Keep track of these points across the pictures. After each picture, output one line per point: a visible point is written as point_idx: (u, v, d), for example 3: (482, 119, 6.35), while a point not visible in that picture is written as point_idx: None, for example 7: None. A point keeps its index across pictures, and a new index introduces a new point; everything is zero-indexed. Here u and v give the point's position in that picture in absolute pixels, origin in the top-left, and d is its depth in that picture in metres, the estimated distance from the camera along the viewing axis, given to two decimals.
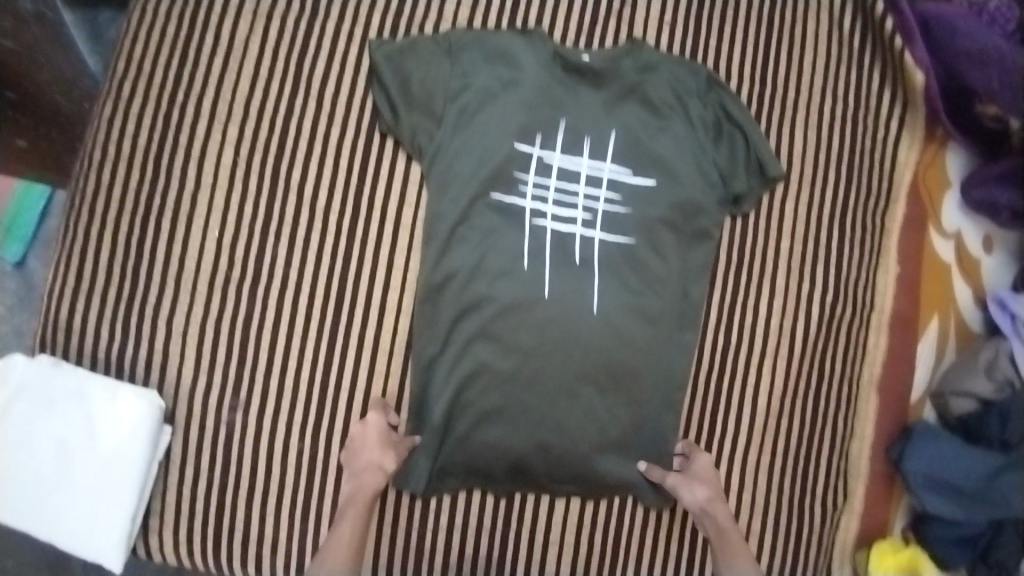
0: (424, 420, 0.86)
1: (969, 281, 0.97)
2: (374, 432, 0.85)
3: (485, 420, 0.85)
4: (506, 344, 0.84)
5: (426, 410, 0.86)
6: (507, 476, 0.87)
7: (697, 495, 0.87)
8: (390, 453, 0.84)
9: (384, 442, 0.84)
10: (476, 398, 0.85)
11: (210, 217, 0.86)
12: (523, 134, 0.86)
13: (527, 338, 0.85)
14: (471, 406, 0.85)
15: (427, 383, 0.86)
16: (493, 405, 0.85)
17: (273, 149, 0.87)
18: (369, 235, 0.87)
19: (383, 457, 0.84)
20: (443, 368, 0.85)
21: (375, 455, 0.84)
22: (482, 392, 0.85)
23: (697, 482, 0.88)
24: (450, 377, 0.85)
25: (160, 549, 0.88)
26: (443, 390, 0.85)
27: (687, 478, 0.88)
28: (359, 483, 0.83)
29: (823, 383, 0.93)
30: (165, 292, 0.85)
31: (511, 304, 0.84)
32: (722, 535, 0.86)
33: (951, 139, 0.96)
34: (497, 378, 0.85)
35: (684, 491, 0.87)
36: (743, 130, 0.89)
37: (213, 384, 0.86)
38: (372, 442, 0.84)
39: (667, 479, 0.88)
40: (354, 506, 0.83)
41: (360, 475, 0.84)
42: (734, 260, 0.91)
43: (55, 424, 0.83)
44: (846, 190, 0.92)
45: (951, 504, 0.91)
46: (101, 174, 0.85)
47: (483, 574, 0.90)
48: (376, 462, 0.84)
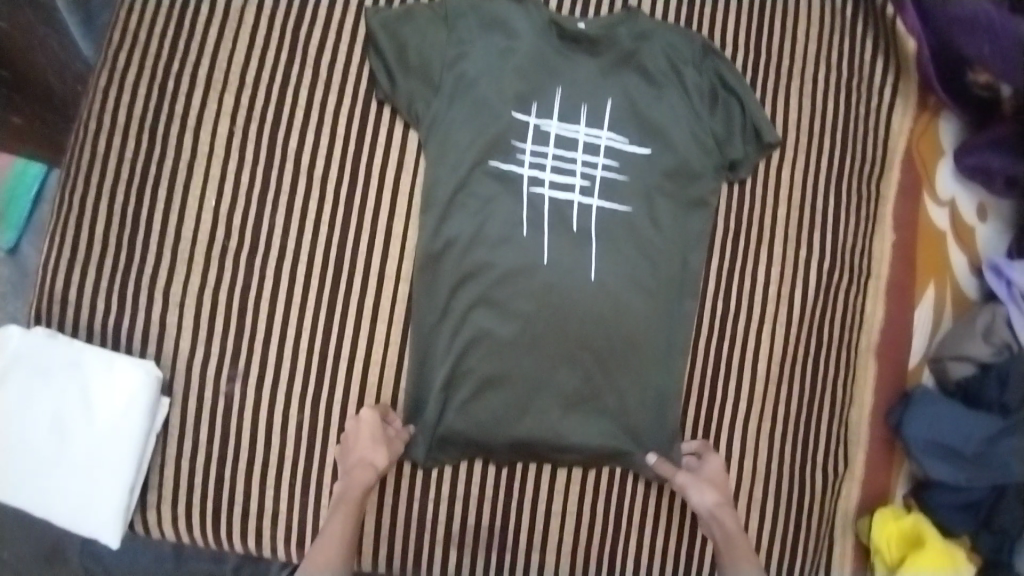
0: (425, 387, 0.86)
1: (964, 249, 0.97)
2: (366, 426, 0.84)
3: (485, 386, 0.85)
4: (506, 309, 0.85)
5: (427, 376, 0.86)
6: (507, 445, 0.87)
7: (706, 497, 0.86)
8: (382, 450, 0.83)
9: (376, 438, 0.84)
10: (477, 365, 0.85)
11: (207, 185, 0.86)
12: (520, 102, 0.86)
13: (527, 304, 0.85)
14: (472, 373, 0.85)
15: (428, 350, 0.86)
16: (493, 371, 0.85)
17: (270, 117, 0.87)
18: (367, 203, 0.87)
19: (374, 454, 0.83)
20: (444, 334, 0.86)
21: (365, 451, 0.83)
22: (482, 357, 0.85)
23: (705, 480, 0.87)
24: (450, 343, 0.85)
25: (159, 523, 0.87)
26: (445, 356, 0.85)
27: (697, 477, 0.87)
28: (348, 483, 0.82)
29: (821, 349, 0.93)
30: (162, 262, 0.85)
31: (511, 270, 0.85)
32: (728, 539, 0.85)
33: (942, 108, 0.97)
34: (498, 344, 0.85)
35: (693, 491, 0.86)
36: (738, 96, 0.90)
37: (211, 354, 0.85)
38: (364, 437, 0.84)
39: (678, 475, 0.87)
40: (344, 506, 0.82)
41: (351, 472, 0.83)
42: (732, 225, 0.91)
43: (52, 394, 0.82)
44: (841, 156, 0.92)
45: (952, 468, 0.91)
46: (98, 143, 0.86)
47: (485, 546, 0.90)
48: (366, 458, 0.83)
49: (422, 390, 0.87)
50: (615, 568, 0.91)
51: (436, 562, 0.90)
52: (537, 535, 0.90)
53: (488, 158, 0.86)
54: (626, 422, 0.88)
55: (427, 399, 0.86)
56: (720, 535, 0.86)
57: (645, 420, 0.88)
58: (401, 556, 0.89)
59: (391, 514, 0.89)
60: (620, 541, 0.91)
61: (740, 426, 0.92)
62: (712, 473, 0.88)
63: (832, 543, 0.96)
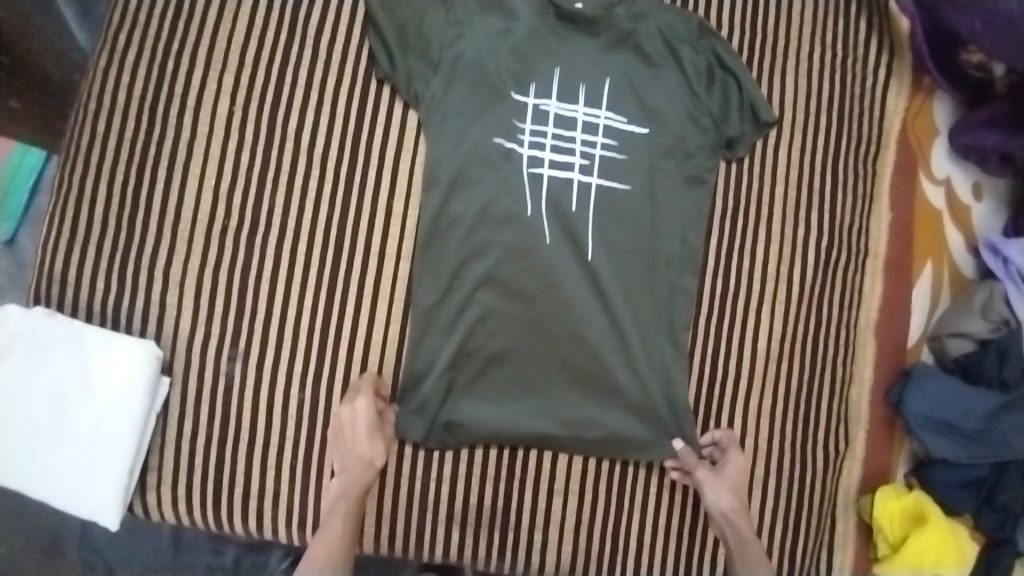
0: (426, 368, 0.85)
1: (961, 228, 0.98)
2: (363, 420, 0.84)
3: (490, 363, 0.86)
4: (510, 288, 0.85)
5: (428, 357, 0.85)
6: (510, 428, 0.86)
7: (722, 499, 0.87)
8: (379, 445, 0.84)
9: (373, 434, 0.84)
10: (483, 343, 0.86)
11: (208, 164, 0.86)
12: (518, 83, 0.87)
13: (531, 282, 0.85)
14: (476, 352, 0.86)
15: (429, 329, 0.86)
16: (498, 348, 0.86)
17: (269, 97, 0.87)
18: (367, 182, 0.87)
19: (374, 451, 0.84)
20: (446, 313, 0.85)
21: (365, 450, 0.83)
22: (487, 336, 0.86)
23: (724, 479, 0.87)
24: (452, 322, 0.85)
25: (158, 505, 0.86)
26: (447, 335, 0.85)
27: (717, 478, 0.87)
28: (348, 481, 0.83)
29: (822, 328, 0.93)
30: (162, 242, 0.85)
31: (516, 249, 0.85)
32: (741, 543, 0.85)
33: (938, 88, 0.99)
34: (503, 322, 0.86)
35: (710, 491, 0.87)
36: (735, 76, 0.90)
37: (212, 333, 0.85)
38: (361, 432, 0.84)
39: (698, 471, 0.87)
40: (344, 504, 0.82)
41: (348, 471, 0.83)
42: (731, 204, 0.91)
43: (52, 374, 0.82)
44: (838, 135, 0.93)
45: (953, 444, 0.91)
46: (98, 124, 0.86)
47: (487, 527, 0.89)
48: (365, 457, 0.84)
49: (424, 372, 0.85)
50: (618, 550, 0.90)
51: (438, 543, 0.89)
52: (538, 516, 0.89)
53: (488, 137, 0.86)
54: (630, 401, 0.87)
55: (429, 381, 0.85)
56: (733, 538, 0.86)
57: (649, 400, 0.87)
58: (403, 537, 0.89)
59: (393, 494, 0.88)
60: (623, 521, 0.90)
61: (742, 404, 0.91)
62: (730, 470, 0.88)
63: (835, 523, 0.96)
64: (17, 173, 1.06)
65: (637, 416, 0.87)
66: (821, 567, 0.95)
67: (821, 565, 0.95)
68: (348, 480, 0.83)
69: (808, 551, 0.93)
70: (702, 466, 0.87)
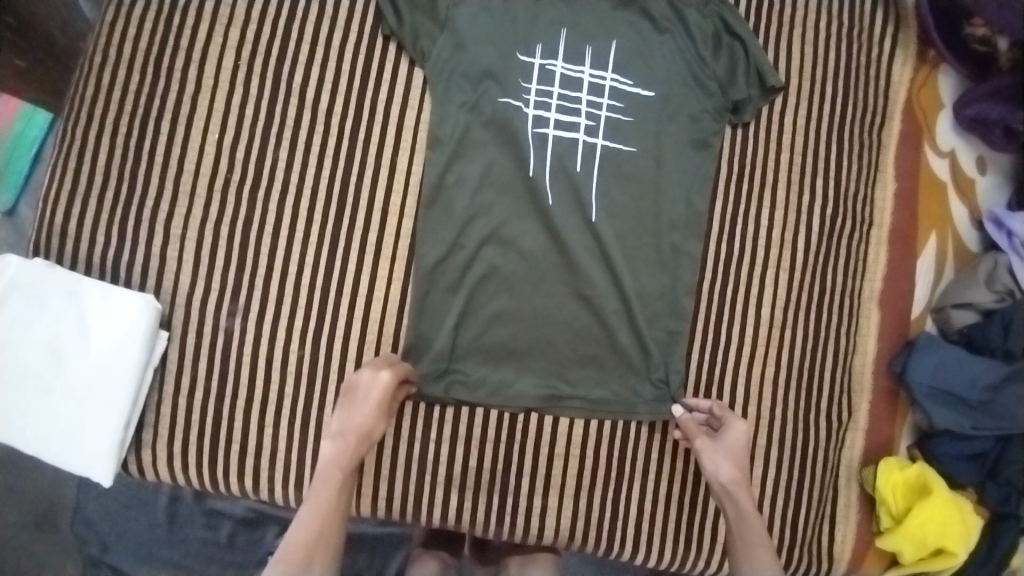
0: (430, 326, 0.86)
1: (964, 201, 0.98)
2: (383, 392, 0.81)
3: (492, 324, 0.86)
4: (515, 248, 0.86)
5: (432, 315, 0.86)
6: (514, 385, 0.87)
7: (720, 471, 0.84)
8: (381, 421, 0.81)
9: (382, 409, 0.81)
10: (487, 302, 0.86)
11: (211, 118, 0.86)
12: (524, 44, 0.87)
13: (536, 242, 0.86)
14: (479, 310, 0.86)
15: (433, 287, 0.85)
16: (501, 308, 0.86)
17: (274, 51, 0.87)
18: (372, 138, 0.87)
19: (375, 425, 0.81)
20: (449, 272, 0.85)
21: (369, 421, 0.80)
22: (490, 294, 0.86)
23: (727, 453, 0.85)
24: (455, 281, 0.85)
25: (153, 464, 0.85)
26: (450, 293, 0.86)
27: (717, 448, 0.85)
28: (342, 449, 0.80)
29: (826, 296, 0.93)
30: (164, 196, 0.85)
31: (520, 210, 0.86)
32: (741, 519, 0.82)
33: (942, 61, 0.98)
34: (507, 282, 0.86)
35: (708, 462, 0.85)
36: (742, 40, 0.90)
37: (212, 288, 0.85)
38: (372, 404, 0.81)
39: (697, 440, 0.86)
40: (335, 475, 0.79)
41: (345, 438, 0.80)
42: (736, 170, 0.92)
43: (47, 325, 0.81)
44: (843, 104, 0.93)
45: (956, 415, 0.91)
46: (102, 76, 0.85)
47: (487, 489, 0.89)
48: (366, 428, 0.80)
49: (428, 330, 0.85)
50: (618, 517, 0.91)
51: (436, 507, 0.89)
52: (539, 480, 0.90)
53: (494, 95, 0.86)
54: (631, 363, 0.88)
55: (432, 339, 0.85)
56: (732, 514, 0.83)
57: (647, 363, 0.88)
58: (401, 500, 0.88)
59: (392, 454, 0.88)
60: (624, 486, 0.91)
61: (745, 371, 0.91)
62: (735, 447, 0.85)
63: (837, 495, 0.95)
64: (18, 140, 1.03)
65: (637, 377, 0.88)
66: (823, 539, 0.94)
67: (823, 537, 0.94)
68: (339, 448, 0.80)
69: (810, 522, 0.93)
70: (701, 435, 0.87)
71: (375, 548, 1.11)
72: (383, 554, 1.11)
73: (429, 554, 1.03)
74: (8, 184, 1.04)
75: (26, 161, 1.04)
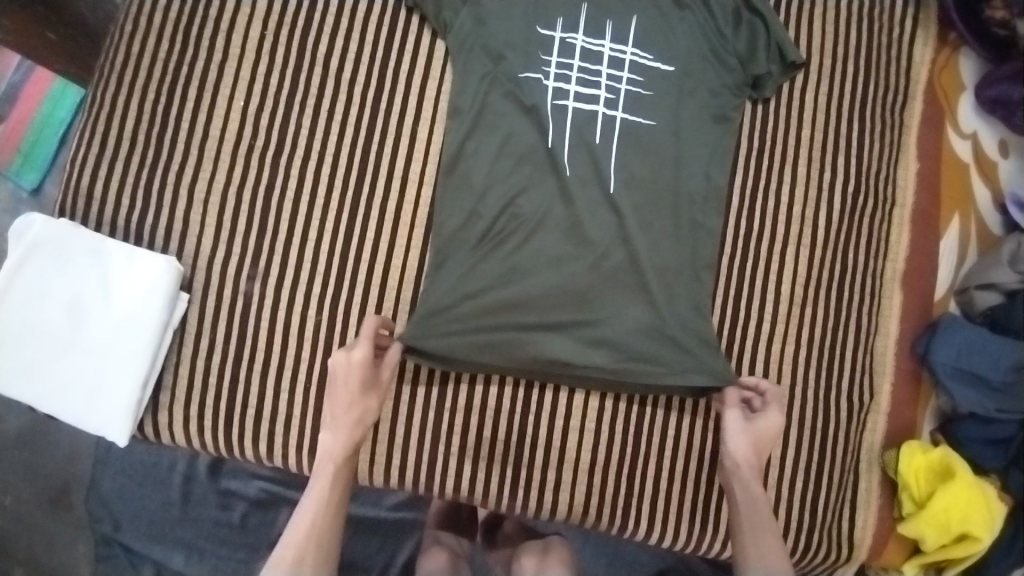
0: (441, 288, 0.84)
1: (987, 182, 0.96)
2: (361, 373, 0.82)
3: (505, 290, 0.85)
4: (529, 216, 0.85)
5: (444, 278, 0.85)
6: (527, 352, 0.85)
7: (740, 450, 0.86)
8: (372, 399, 0.83)
9: (368, 388, 0.82)
10: (500, 269, 0.85)
11: (236, 86, 0.87)
12: (546, 17, 0.88)
13: (550, 214, 0.86)
14: (493, 274, 0.85)
15: (447, 251, 0.85)
16: (515, 274, 0.85)
17: (300, 22, 0.89)
18: (394, 107, 0.89)
19: (367, 407, 0.83)
20: (464, 237, 0.85)
21: (360, 405, 0.82)
22: (504, 259, 0.85)
23: (752, 435, 0.85)
24: (469, 247, 0.85)
25: (169, 427, 0.86)
26: (464, 258, 0.85)
27: (746, 428, 0.86)
28: (337, 436, 0.82)
29: (846, 275, 0.93)
30: (189, 160, 0.86)
31: (534, 182, 0.86)
32: (753, 504, 0.84)
33: (963, 44, 0.98)
34: (521, 248, 0.85)
35: (733, 438, 0.86)
36: (763, 17, 0.91)
37: (233, 253, 0.86)
38: (356, 385, 0.82)
39: (729, 413, 0.87)
40: (333, 462, 0.82)
41: (337, 425, 0.82)
42: (754, 149, 0.93)
43: (70, 285, 0.82)
44: (865, 85, 0.94)
45: (981, 396, 0.89)
46: (132, 43, 0.87)
47: (501, 460, 0.89)
48: (360, 412, 0.82)
49: (438, 292, 0.84)
50: (632, 493, 0.90)
51: (449, 477, 0.89)
52: (553, 453, 0.90)
53: (514, 67, 0.87)
54: (649, 336, 0.85)
55: (443, 301, 0.84)
56: (743, 499, 0.84)
57: (664, 337, 0.86)
58: (415, 468, 0.89)
59: (407, 421, 0.89)
60: (640, 460, 0.90)
61: (764, 348, 0.91)
62: (763, 433, 0.85)
63: (858, 479, 0.93)
64: (46, 120, 1.05)
65: (656, 349, 0.85)
66: (843, 525, 0.92)
67: (842, 523, 0.92)
68: (334, 437, 0.82)
69: (830, 505, 0.91)
70: (737, 410, 0.87)
71: (388, 535, 1.10)
72: (396, 539, 1.10)
73: (439, 545, 1.03)
74: (33, 166, 1.05)
75: (52, 143, 1.05)
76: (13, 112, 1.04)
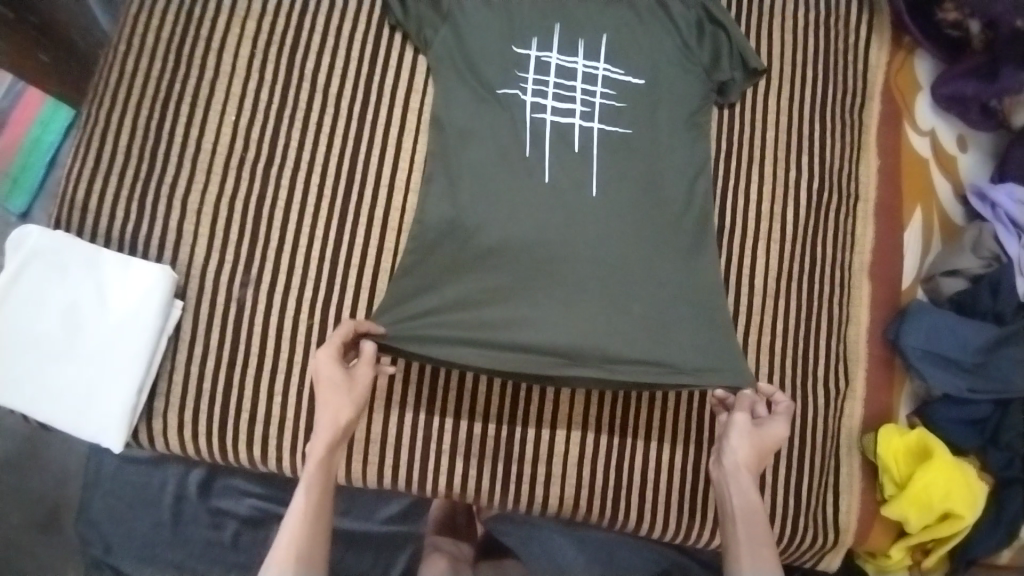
0: (417, 297, 0.87)
1: (947, 175, 1.01)
2: (330, 371, 0.82)
3: (480, 293, 0.86)
4: (506, 212, 0.86)
5: (419, 286, 0.87)
6: (506, 354, 0.85)
7: (742, 450, 0.84)
8: (345, 397, 0.82)
9: (339, 386, 0.82)
10: (472, 259, 0.86)
11: (228, 102, 0.92)
12: (523, 33, 0.93)
13: (525, 211, 0.86)
14: (468, 279, 0.87)
15: (421, 259, 0.87)
16: (489, 277, 0.86)
17: (288, 41, 0.95)
18: (380, 119, 0.94)
19: (340, 405, 0.81)
20: (438, 246, 0.87)
21: (331, 402, 0.81)
22: (477, 263, 0.87)
23: (756, 437, 0.84)
24: (443, 254, 0.87)
25: (164, 432, 0.87)
26: (439, 264, 0.87)
27: (753, 429, 0.85)
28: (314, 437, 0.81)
29: (816, 267, 0.97)
30: (182, 172, 0.90)
31: (507, 187, 0.87)
32: (748, 507, 0.81)
33: (918, 47, 1.04)
34: (492, 241, 0.86)
35: (735, 438, 0.85)
36: (725, 29, 0.97)
37: (225, 261, 0.89)
38: (327, 384, 0.82)
39: (738, 414, 0.86)
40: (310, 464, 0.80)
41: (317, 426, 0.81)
42: (723, 151, 0.97)
43: (66, 295, 0.84)
44: (823, 88, 1.00)
45: (954, 378, 0.92)
46: (126, 64, 0.92)
47: (491, 457, 0.91)
48: (333, 410, 0.81)
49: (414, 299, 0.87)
50: (621, 486, 0.92)
51: (441, 475, 0.91)
52: (542, 448, 0.91)
53: (491, 82, 0.91)
54: (621, 334, 0.85)
55: (418, 307, 0.86)
56: (738, 501, 0.82)
57: (642, 332, 0.86)
58: (408, 467, 0.91)
59: (399, 423, 0.91)
60: (627, 451, 0.92)
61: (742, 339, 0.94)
62: (767, 434, 0.84)
63: (839, 464, 0.96)
64: (35, 143, 1.09)
65: (636, 344, 0.85)
66: (827, 510, 0.94)
67: (827, 508, 0.94)
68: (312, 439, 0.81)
69: (813, 491, 0.93)
70: (745, 411, 0.86)
71: (381, 548, 1.08)
72: (388, 553, 1.08)
73: (438, 551, 1.05)
74: (23, 188, 1.09)
75: (41, 166, 1.10)
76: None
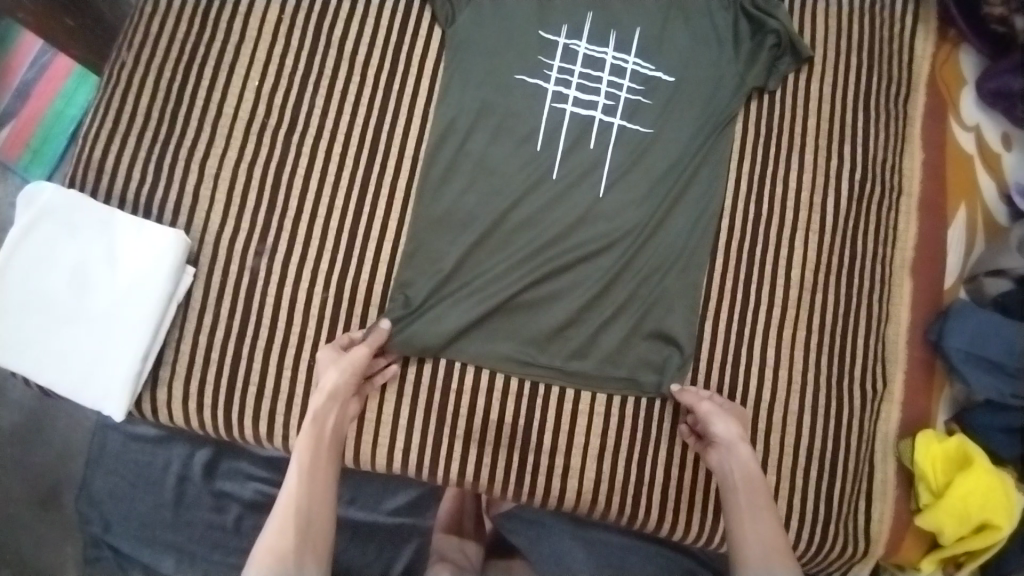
0: (412, 300, 0.85)
1: (991, 173, 0.97)
2: (329, 353, 0.81)
3: (473, 297, 0.85)
4: (526, 214, 0.87)
5: (413, 294, 0.85)
6: (493, 363, 0.86)
7: (730, 426, 0.81)
8: (338, 375, 0.79)
9: (339, 364, 0.80)
10: (485, 258, 0.86)
11: (252, 66, 0.90)
12: (556, 14, 0.92)
13: (563, 209, 0.87)
14: (465, 289, 0.85)
15: (416, 261, 0.86)
16: (484, 281, 0.85)
17: (317, 7, 0.92)
18: (405, 90, 0.91)
19: (338, 382, 0.79)
20: (433, 249, 0.86)
21: (331, 380, 0.79)
22: (483, 259, 0.86)
23: (730, 414, 0.83)
24: (440, 264, 0.85)
25: (170, 403, 0.84)
26: (434, 257, 0.86)
27: (724, 411, 0.83)
28: (326, 406, 0.79)
29: (855, 260, 0.93)
30: (202, 135, 0.88)
31: (532, 180, 0.88)
32: (749, 479, 0.78)
33: (963, 41, 1.00)
34: (506, 236, 0.87)
35: (719, 417, 0.82)
36: (775, 19, 0.93)
37: (241, 228, 0.86)
38: (330, 363, 0.80)
39: (704, 402, 0.83)
40: (314, 425, 0.78)
41: (323, 396, 0.79)
42: (762, 136, 0.94)
43: (75, 257, 0.81)
44: (868, 77, 0.97)
45: (996, 382, 0.87)
46: (150, 25, 0.90)
47: (507, 445, 0.87)
48: (335, 387, 0.79)
49: (409, 298, 0.85)
50: (644, 480, 0.87)
51: (454, 461, 0.86)
52: (561, 438, 0.87)
53: (515, 67, 0.90)
54: (612, 348, 0.87)
55: (420, 298, 0.85)
56: (738, 473, 0.79)
57: (622, 351, 0.87)
58: (419, 453, 0.86)
59: (412, 404, 0.86)
60: (651, 445, 0.88)
61: (775, 334, 0.90)
62: (738, 413, 0.84)
63: (873, 470, 0.91)
64: (57, 117, 1.07)
65: (620, 360, 0.87)
66: (858, 518, 0.90)
67: (858, 515, 0.90)
68: (327, 408, 0.79)
69: (844, 496, 0.89)
70: (706, 399, 0.83)
71: (387, 543, 1.00)
72: (394, 546, 1.00)
73: (444, 561, 0.98)
74: (41, 160, 1.07)
75: (61, 137, 1.07)
76: (24, 108, 1.07)
